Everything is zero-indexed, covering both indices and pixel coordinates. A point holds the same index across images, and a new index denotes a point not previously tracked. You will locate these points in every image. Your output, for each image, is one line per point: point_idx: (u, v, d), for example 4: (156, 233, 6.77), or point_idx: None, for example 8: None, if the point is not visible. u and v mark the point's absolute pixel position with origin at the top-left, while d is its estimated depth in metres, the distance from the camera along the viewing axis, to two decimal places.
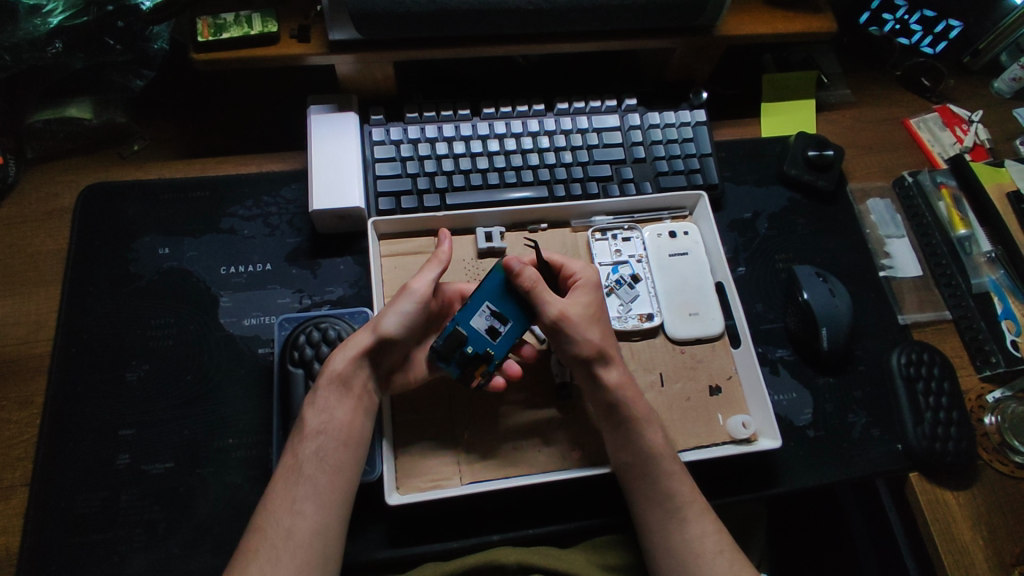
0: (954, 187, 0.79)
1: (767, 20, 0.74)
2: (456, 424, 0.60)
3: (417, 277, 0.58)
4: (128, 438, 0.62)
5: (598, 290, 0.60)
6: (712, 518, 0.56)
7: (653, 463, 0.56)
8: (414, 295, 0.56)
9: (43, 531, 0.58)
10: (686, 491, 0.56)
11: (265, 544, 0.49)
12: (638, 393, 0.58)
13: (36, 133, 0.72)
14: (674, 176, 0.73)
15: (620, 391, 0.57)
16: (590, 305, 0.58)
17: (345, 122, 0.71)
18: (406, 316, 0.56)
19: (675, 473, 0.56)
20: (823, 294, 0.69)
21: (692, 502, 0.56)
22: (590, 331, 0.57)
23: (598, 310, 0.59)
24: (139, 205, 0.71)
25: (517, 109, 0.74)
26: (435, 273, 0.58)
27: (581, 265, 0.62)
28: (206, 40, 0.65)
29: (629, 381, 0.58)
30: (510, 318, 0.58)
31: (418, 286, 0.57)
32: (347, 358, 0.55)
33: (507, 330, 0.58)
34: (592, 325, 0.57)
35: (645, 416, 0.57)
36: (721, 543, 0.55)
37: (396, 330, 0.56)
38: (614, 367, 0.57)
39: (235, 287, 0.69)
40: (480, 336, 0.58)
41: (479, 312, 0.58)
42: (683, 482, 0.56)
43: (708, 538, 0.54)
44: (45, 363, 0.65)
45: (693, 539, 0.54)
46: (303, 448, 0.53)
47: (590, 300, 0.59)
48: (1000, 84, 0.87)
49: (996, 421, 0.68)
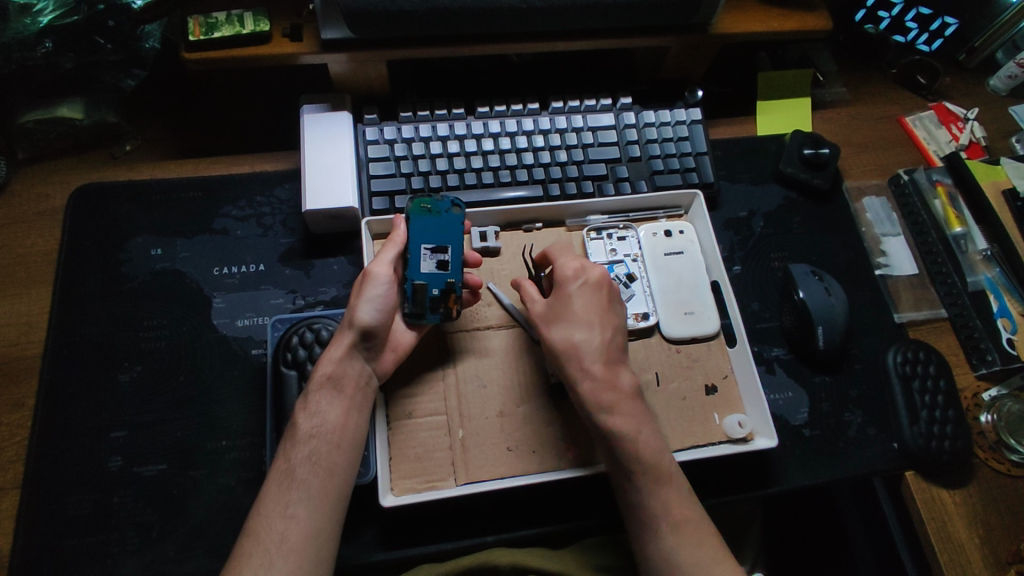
0: (949, 185, 0.79)
1: (762, 18, 0.73)
2: (451, 425, 0.60)
3: (376, 262, 0.58)
4: (120, 440, 0.62)
5: (568, 285, 0.60)
6: (688, 531, 0.53)
7: (623, 478, 0.55)
8: (378, 280, 0.57)
9: (34, 535, 0.58)
10: (657, 503, 0.54)
11: (257, 548, 0.48)
12: (619, 400, 0.56)
13: (26, 134, 0.71)
14: (669, 175, 0.73)
15: (587, 402, 0.56)
16: (553, 306, 0.60)
17: (338, 122, 0.70)
18: (379, 301, 0.57)
19: (646, 487, 0.54)
20: (819, 293, 0.69)
21: (665, 514, 0.53)
22: (550, 334, 0.59)
23: (563, 304, 0.60)
24: (130, 206, 0.71)
25: (511, 109, 0.74)
26: (393, 254, 0.59)
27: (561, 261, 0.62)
28: (197, 39, 0.65)
29: (604, 384, 0.56)
30: (447, 245, 0.61)
31: (379, 269, 0.57)
32: (334, 360, 0.56)
33: (451, 255, 0.61)
34: (555, 326, 0.59)
35: (620, 431, 0.55)
36: (698, 555, 0.52)
37: (375, 317, 0.56)
38: (578, 373, 0.57)
39: (228, 288, 0.68)
40: (437, 276, 0.60)
41: (421, 258, 0.60)
42: (655, 495, 0.54)
43: (684, 549, 0.52)
44: (36, 365, 0.64)
45: (667, 551, 0.52)
46: (296, 452, 0.53)
47: (558, 298, 0.60)
48: (996, 81, 0.87)
49: (992, 419, 0.68)
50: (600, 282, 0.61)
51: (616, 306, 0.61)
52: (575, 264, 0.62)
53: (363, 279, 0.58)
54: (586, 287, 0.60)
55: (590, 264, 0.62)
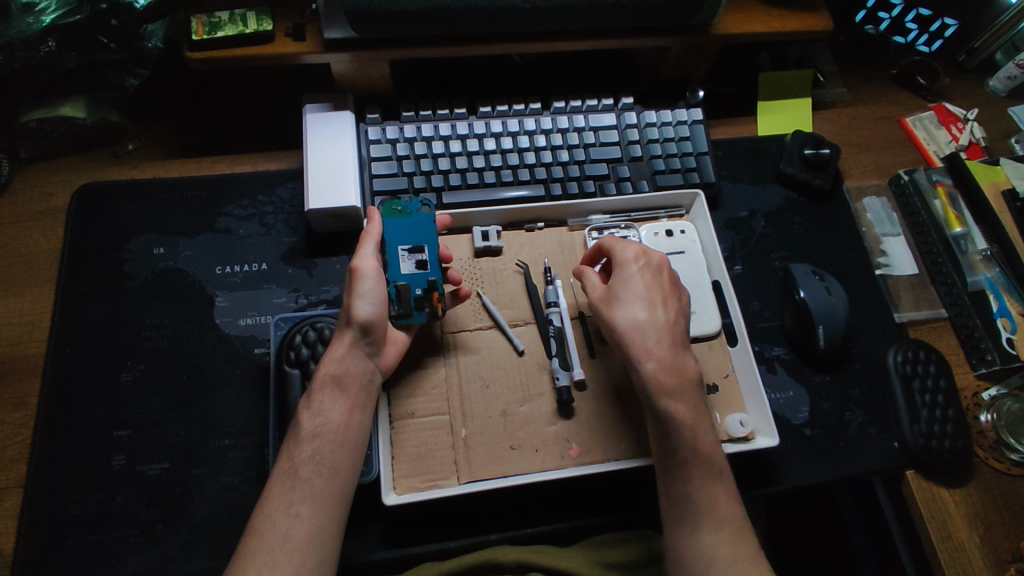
0: (950, 185, 0.79)
1: (763, 18, 0.74)
2: (454, 424, 0.60)
3: (358, 257, 0.58)
4: (123, 439, 0.62)
5: (630, 266, 0.61)
6: (729, 528, 0.52)
7: (673, 468, 0.54)
8: (366, 273, 0.57)
9: (38, 533, 0.58)
10: (704, 497, 0.53)
11: (261, 546, 0.49)
12: (679, 390, 0.56)
13: (29, 133, 0.71)
14: (670, 175, 0.73)
15: (650, 386, 0.56)
16: (615, 287, 0.60)
17: (340, 121, 0.70)
18: (372, 295, 0.57)
19: (695, 479, 0.54)
20: (820, 293, 0.69)
21: (710, 510, 0.53)
22: (614, 315, 0.59)
23: (626, 285, 0.60)
24: (134, 205, 0.71)
25: (513, 108, 0.74)
26: (371, 246, 0.59)
27: (624, 244, 0.62)
28: (200, 38, 0.65)
29: (666, 367, 0.56)
30: (422, 243, 0.63)
31: (364, 264, 0.57)
32: (337, 359, 0.56)
33: (428, 254, 0.62)
34: (617, 307, 0.59)
35: (679, 422, 0.55)
36: (735, 554, 0.51)
37: (371, 311, 0.56)
38: (643, 354, 0.57)
39: (231, 287, 0.69)
40: (416, 276, 0.61)
41: (400, 260, 0.62)
42: (702, 488, 0.53)
43: (721, 546, 0.51)
44: (40, 364, 0.64)
45: (705, 547, 0.51)
46: (300, 451, 0.53)
47: (619, 279, 0.60)
48: (995, 83, 0.87)
49: (992, 419, 0.68)
50: (659, 265, 0.61)
51: (676, 290, 0.61)
52: (638, 247, 0.62)
53: (350, 279, 0.58)
54: (646, 269, 0.60)
55: (650, 248, 0.62)
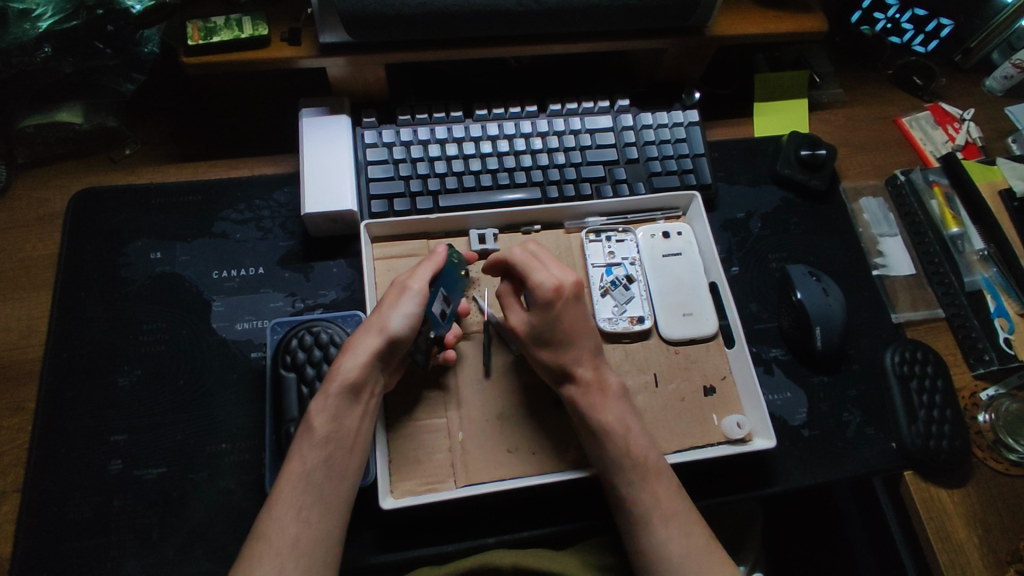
0: (946, 185, 0.79)
1: (758, 19, 0.74)
2: (450, 427, 0.60)
3: (414, 277, 0.57)
4: (119, 443, 0.62)
5: (556, 302, 0.56)
6: (685, 520, 0.54)
7: (623, 470, 0.55)
8: (421, 296, 0.56)
9: (34, 539, 0.58)
10: (663, 495, 0.54)
11: (268, 550, 0.48)
12: (606, 401, 0.57)
13: (25, 139, 0.71)
14: (667, 176, 0.73)
15: (579, 403, 0.56)
16: (538, 323, 0.57)
17: (336, 125, 0.70)
18: (414, 316, 0.55)
19: (643, 481, 0.54)
20: (816, 294, 0.70)
21: (654, 507, 0.54)
22: (540, 351, 0.57)
23: (552, 323, 0.56)
24: (130, 210, 0.71)
25: (510, 111, 0.75)
26: (430, 271, 0.58)
27: (547, 276, 0.57)
28: (196, 43, 0.65)
29: (592, 388, 0.57)
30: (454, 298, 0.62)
31: (419, 286, 0.56)
32: (359, 365, 0.53)
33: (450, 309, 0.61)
34: (547, 346, 0.57)
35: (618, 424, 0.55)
36: (688, 546, 0.53)
37: (406, 331, 0.55)
38: (569, 377, 0.57)
39: (228, 291, 0.69)
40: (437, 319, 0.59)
41: (437, 299, 0.59)
42: (651, 488, 0.54)
43: (679, 540, 0.53)
44: (37, 369, 0.64)
45: (660, 544, 0.53)
46: (311, 456, 0.51)
47: (545, 317, 0.56)
48: (991, 82, 0.87)
49: (990, 419, 0.68)
50: (578, 293, 0.58)
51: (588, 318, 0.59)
52: (558, 276, 0.57)
53: (397, 291, 0.56)
54: (571, 303, 0.57)
55: (566, 276, 0.58)
